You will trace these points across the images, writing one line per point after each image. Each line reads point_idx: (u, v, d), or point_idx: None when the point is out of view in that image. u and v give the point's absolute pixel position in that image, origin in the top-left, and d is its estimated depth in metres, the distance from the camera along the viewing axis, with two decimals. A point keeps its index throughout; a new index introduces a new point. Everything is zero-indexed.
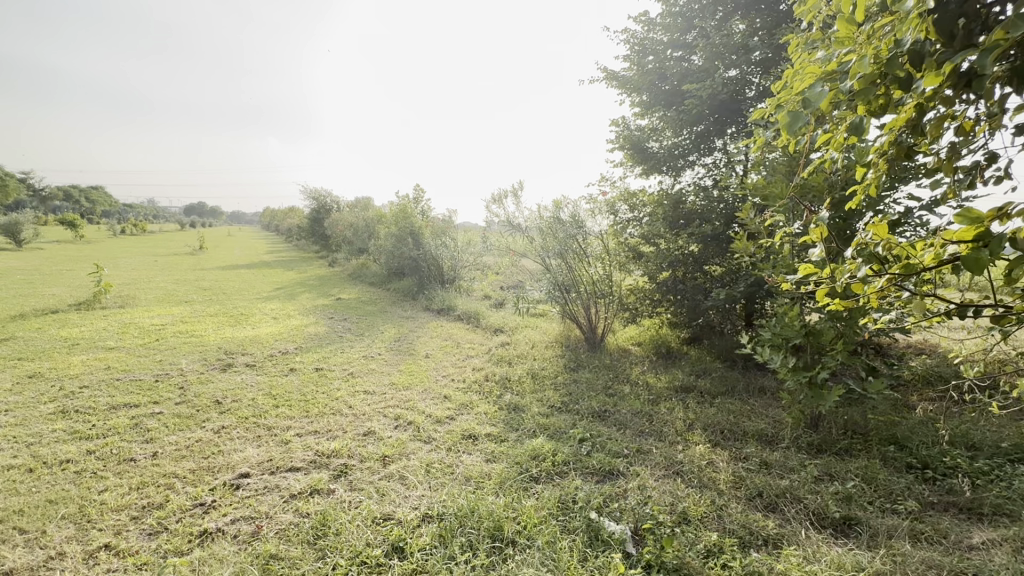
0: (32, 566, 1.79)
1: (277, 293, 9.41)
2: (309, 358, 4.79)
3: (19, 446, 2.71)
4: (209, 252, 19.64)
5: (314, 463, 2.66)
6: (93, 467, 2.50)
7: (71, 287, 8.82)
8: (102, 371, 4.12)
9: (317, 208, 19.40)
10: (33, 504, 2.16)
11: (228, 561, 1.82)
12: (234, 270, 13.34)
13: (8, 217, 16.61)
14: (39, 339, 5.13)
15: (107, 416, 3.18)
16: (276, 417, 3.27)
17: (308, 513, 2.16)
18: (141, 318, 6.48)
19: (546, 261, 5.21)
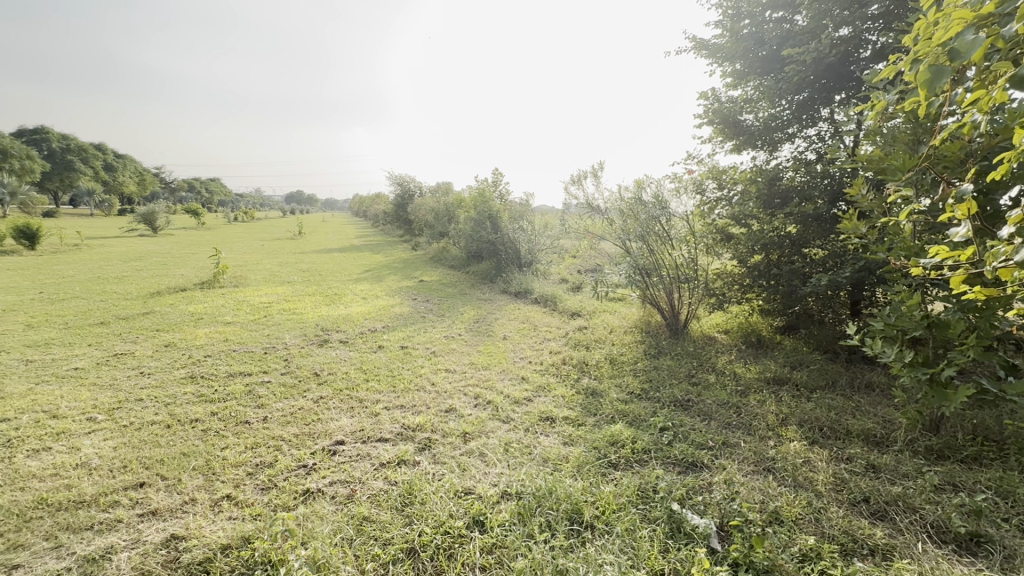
0: (172, 508, 2.07)
1: (366, 275, 10.03)
2: (395, 336, 5.08)
3: (160, 404, 3.15)
4: (307, 237, 21.39)
5: (400, 435, 2.82)
6: (216, 426, 2.85)
7: (196, 268, 10.04)
8: (222, 343, 4.65)
9: (402, 193, 20.31)
10: (171, 456, 2.50)
11: (328, 519, 1.99)
12: (328, 253, 14.41)
13: (147, 208, 19.19)
14: (173, 313, 5.91)
15: (226, 382, 3.60)
16: (366, 390, 3.51)
17: (396, 481, 2.31)
18: (252, 296, 7.22)
19: (626, 244, 5.05)
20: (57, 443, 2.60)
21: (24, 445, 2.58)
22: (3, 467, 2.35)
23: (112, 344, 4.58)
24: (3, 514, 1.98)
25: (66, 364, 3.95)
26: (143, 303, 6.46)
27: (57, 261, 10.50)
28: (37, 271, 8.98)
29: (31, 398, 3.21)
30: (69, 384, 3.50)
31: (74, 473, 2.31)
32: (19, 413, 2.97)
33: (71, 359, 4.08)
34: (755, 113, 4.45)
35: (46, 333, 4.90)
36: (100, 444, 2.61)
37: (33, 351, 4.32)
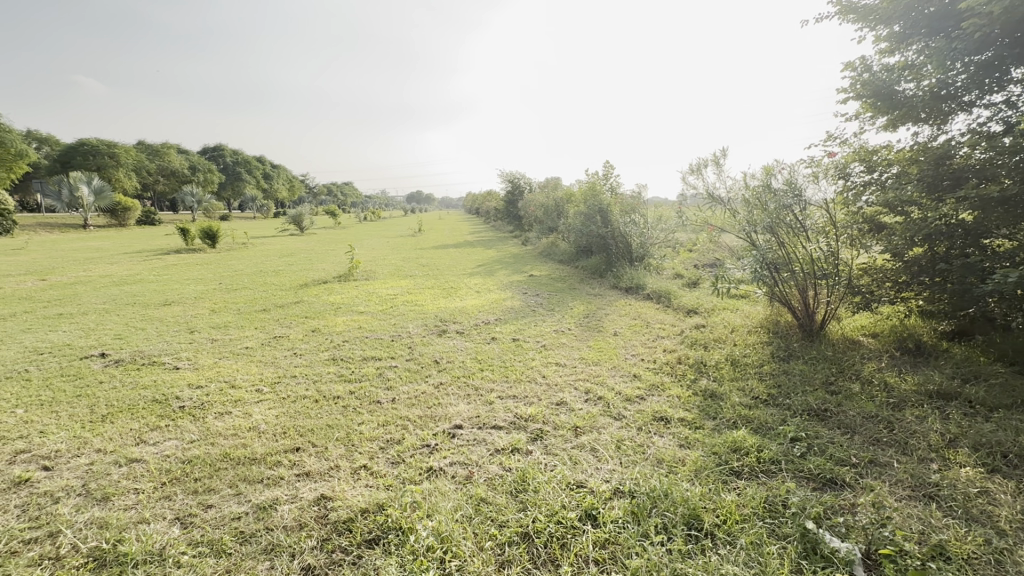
0: (321, 471, 2.38)
1: (479, 269, 10.47)
2: (507, 329, 5.26)
3: (309, 382, 3.63)
4: (426, 234, 22.95)
5: (513, 424, 2.93)
6: (354, 404, 3.21)
7: (334, 263, 11.31)
8: (356, 330, 5.21)
9: (513, 190, 20.87)
10: (320, 426, 2.87)
11: (450, 496, 2.14)
12: (444, 249, 15.33)
13: (296, 211, 22.04)
14: (318, 303, 6.73)
15: (361, 365, 4.03)
16: (481, 379, 3.70)
17: (510, 467, 2.41)
18: (380, 288, 7.96)
19: (752, 236, 4.65)
20: (235, 409, 3.13)
21: (212, 408, 3.14)
22: (199, 425, 2.89)
23: (272, 328, 5.36)
24: (200, 463, 2.44)
25: (240, 343, 4.72)
26: (294, 293, 7.45)
27: (231, 257, 12.55)
28: (218, 266, 10.81)
29: (216, 370, 3.89)
30: (243, 361, 4.17)
31: (248, 435, 2.76)
32: (208, 382, 3.62)
33: (243, 340, 4.86)
34: (918, 81, 3.81)
35: (225, 317, 5.89)
36: (265, 412, 3.08)
37: (217, 331, 5.22)
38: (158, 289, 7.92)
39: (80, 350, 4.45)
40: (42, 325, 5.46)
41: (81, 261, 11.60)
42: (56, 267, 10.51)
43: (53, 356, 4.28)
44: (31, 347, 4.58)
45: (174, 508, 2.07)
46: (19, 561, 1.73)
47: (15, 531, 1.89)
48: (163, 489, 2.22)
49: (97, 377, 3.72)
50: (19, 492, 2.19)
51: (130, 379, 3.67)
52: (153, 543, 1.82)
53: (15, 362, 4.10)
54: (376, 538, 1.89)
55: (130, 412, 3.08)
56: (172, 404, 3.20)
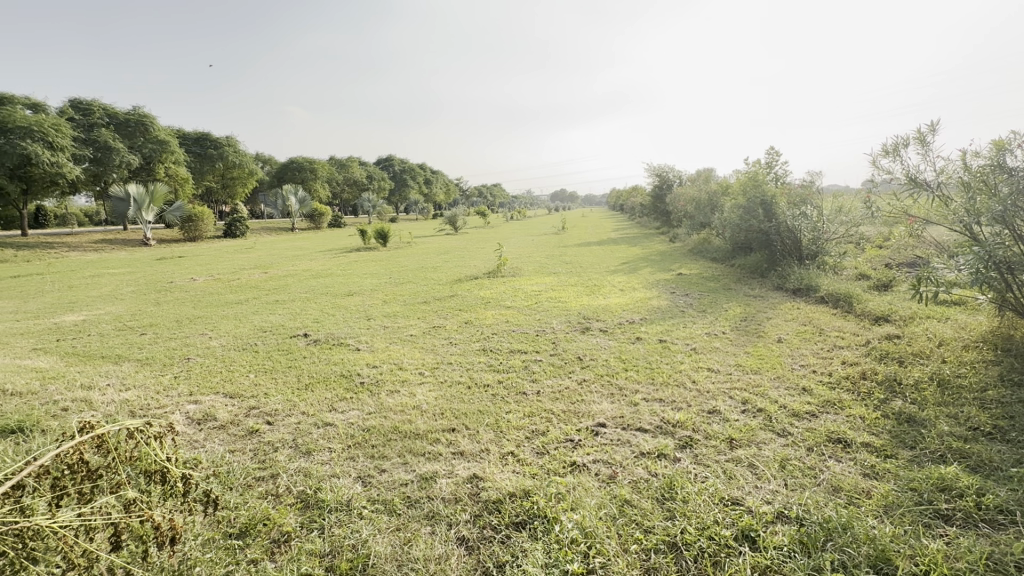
0: (474, 452, 2.58)
1: (623, 267, 10.23)
2: (653, 329, 5.05)
3: (463, 369, 3.95)
4: (569, 231, 23.20)
5: (660, 429, 2.81)
6: (502, 393, 3.39)
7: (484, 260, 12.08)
8: (504, 323, 5.50)
9: (660, 183, 20.00)
10: (472, 411, 3.11)
11: (593, 493, 2.15)
12: (588, 246, 15.29)
13: (452, 212, 24.04)
14: (470, 296, 7.27)
15: (509, 357, 4.25)
16: (625, 379, 3.62)
17: (657, 473, 2.32)
18: (526, 284, 8.27)
19: (973, 229, 3.74)
20: (403, 388, 3.55)
21: (385, 386, 3.60)
22: (374, 399, 3.34)
23: (431, 318, 5.94)
24: (376, 432, 2.83)
25: (405, 331, 5.32)
26: (449, 288, 8.12)
27: (399, 254, 14.18)
28: (389, 262, 12.34)
29: (388, 353, 4.46)
30: (408, 346, 4.71)
31: (412, 412, 3.11)
32: (382, 363, 4.17)
33: (408, 328, 5.47)
34: None
35: (394, 307, 6.69)
36: (427, 393, 3.44)
37: (387, 319, 5.97)
38: (344, 281, 9.32)
39: (290, 330, 5.46)
40: (265, 309, 6.83)
41: (291, 258, 14.19)
42: (274, 263, 13.04)
43: (272, 334, 5.33)
44: (258, 326, 5.77)
45: (357, 468, 2.44)
46: (253, 492, 2.21)
47: (250, 469, 2.41)
48: (349, 450, 2.62)
49: (302, 353, 4.53)
50: (252, 439, 2.79)
51: (325, 356, 4.40)
52: (342, 494, 2.16)
53: (248, 337, 5.20)
54: (523, 522, 1.98)
55: (325, 383, 3.70)
56: (355, 379, 3.76)
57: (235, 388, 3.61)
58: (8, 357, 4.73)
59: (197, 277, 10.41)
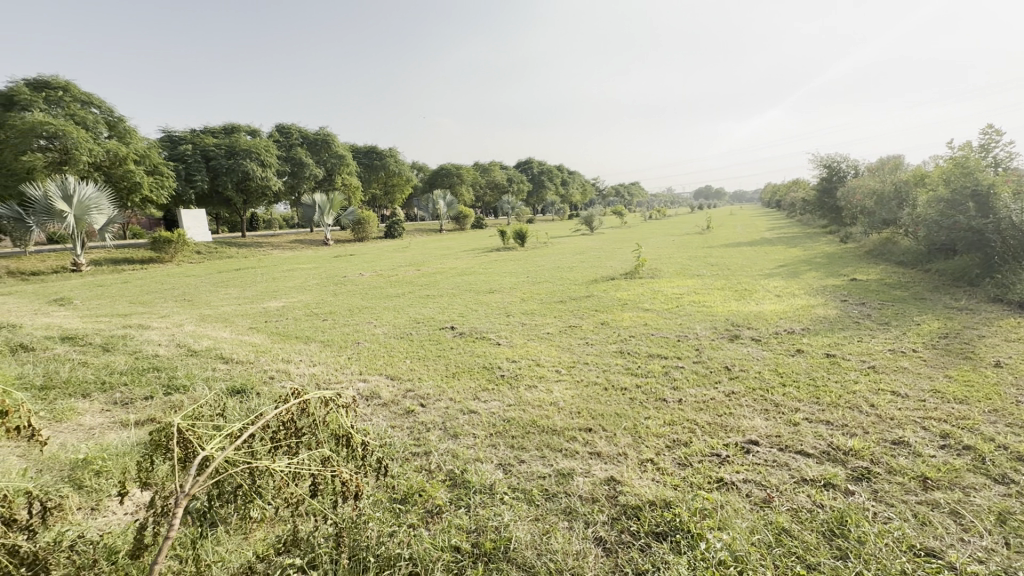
0: (611, 455, 2.55)
1: (780, 270, 9.18)
2: (817, 341, 4.45)
3: (600, 370, 3.92)
4: (715, 230, 21.50)
5: (826, 455, 2.47)
6: (641, 398, 3.29)
7: (621, 261, 11.81)
8: (642, 326, 5.33)
9: (829, 175, 17.53)
10: (609, 413, 3.07)
11: (744, 515, 1.97)
12: (737, 247, 14.01)
13: (589, 212, 23.98)
14: (606, 297, 7.19)
15: (647, 361, 4.10)
16: (783, 395, 3.24)
17: (823, 504, 2.04)
18: (666, 287, 7.89)
19: None
20: (540, 384, 3.65)
21: (523, 380, 3.74)
22: (514, 392, 3.50)
23: (567, 317, 6.00)
24: (515, 424, 2.95)
25: (542, 328, 5.46)
26: (585, 288, 8.12)
27: (535, 254, 14.56)
28: (527, 261, 12.77)
29: (527, 349, 4.62)
30: (545, 343, 4.83)
31: (550, 408, 3.19)
32: (521, 358, 4.34)
33: (545, 325, 5.60)
34: None
35: (532, 305, 6.90)
36: (563, 391, 3.49)
37: (526, 316, 6.19)
38: (485, 279, 9.89)
39: (439, 322, 5.99)
40: (419, 302, 7.58)
41: (439, 257, 15.51)
42: (426, 261, 14.38)
43: (425, 325, 5.90)
44: (414, 317, 6.43)
45: (499, 455, 2.58)
46: (411, 464, 2.48)
47: (408, 443, 2.71)
48: (491, 438, 2.79)
49: (449, 343, 4.94)
50: (409, 418, 3.12)
51: (469, 348, 4.72)
52: (485, 478, 2.30)
53: (405, 327, 5.83)
54: (663, 533, 1.91)
55: (469, 373, 3.98)
56: (496, 372, 3.99)
57: (394, 371, 4.09)
58: (234, 332, 5.99)
59: (365, 273, 11.99)
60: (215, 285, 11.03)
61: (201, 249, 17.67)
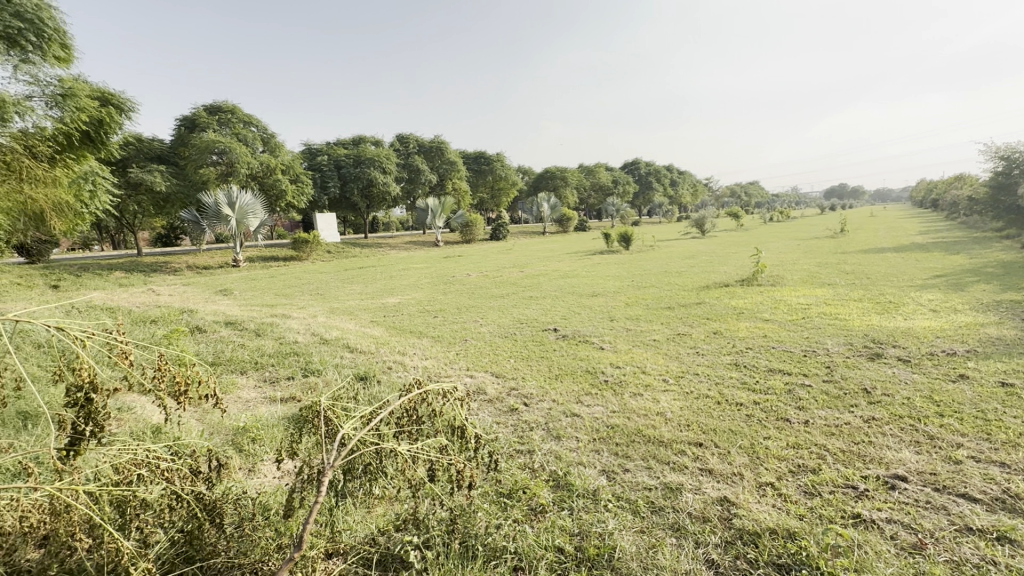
0: (724, 474, 2.38)
1: (937, 281, 7.86)
2: (988, 366, 3.73)
3: (712, 382, 3.67)
4: (851, 234, 19.05)
5: (1000, 503, 2.07)
6: (759, 415, 3.03)
7: (737, 266, 10.96)
8: (761, 338, 4.90)
9: (1008, 167, 14.64)
10: (722, 429, 2.87)
11: (887, 559, 1.73)
12: (879, 253, 12.28)
13: (701, 214, 22.62)
14: (719, 305, 6.73)
15: (767, 376, 3.76)
16: (940, 427, 2.77)
17: (997, 561, 1.72)
18: (790, 296, 7.17)
19: None
20: (645, 393, 3.53)
21: (628, 387, 3.65)
22: (618, 399, 3.42)
23: (676, 325, 5.71)
24: (620, 431, 2.89)
25: (648, 335, 5.27)
26: (695, 294, 7.68)
27: (641, 258, 14.04)
28: (632, 265, 12.40)
29: (631, 356, 4.49)
30: (652, 351, 4.64)
31: (656, 418, 3.07)
32: (625, 364, 4.23)
33: (651, 332, 5.40)
34: None
35: (637, 311, 6.69)
36: (671, 401, 3.33)
37: (631, 322, 6.02)
38: (588, 282, 9.79)
39: (542, 324, 6.06)
40: (522, 304, 7.74)
41: (543, 259, 15.67)
42: (530, 263, 14.61)
43: (528, 326, 6.01)
44: (518, 318, 6.58)
45: (602, 461, 2.54)
46: (516, 461, 2.54)
47: (512, 441, 2.79)
48: (595, 443, 2.76)
49: (552, 345, 4.98)
50: (512, 416, 3.21)
51: (572, 351, 4.71)
52: (589, 483, 2.28)
53: (509, 327, 5.98)
54: (785, 566, 1.74)
55: (572, 376, 3.97)
56: (600, 377, 3.93)
57: (499, 369, 4.22)
58: (358, 325, 6.63)
59: (472, 274, 12.51)
60: (342, 281, 12.28)
61: (331, 249, 19.77)
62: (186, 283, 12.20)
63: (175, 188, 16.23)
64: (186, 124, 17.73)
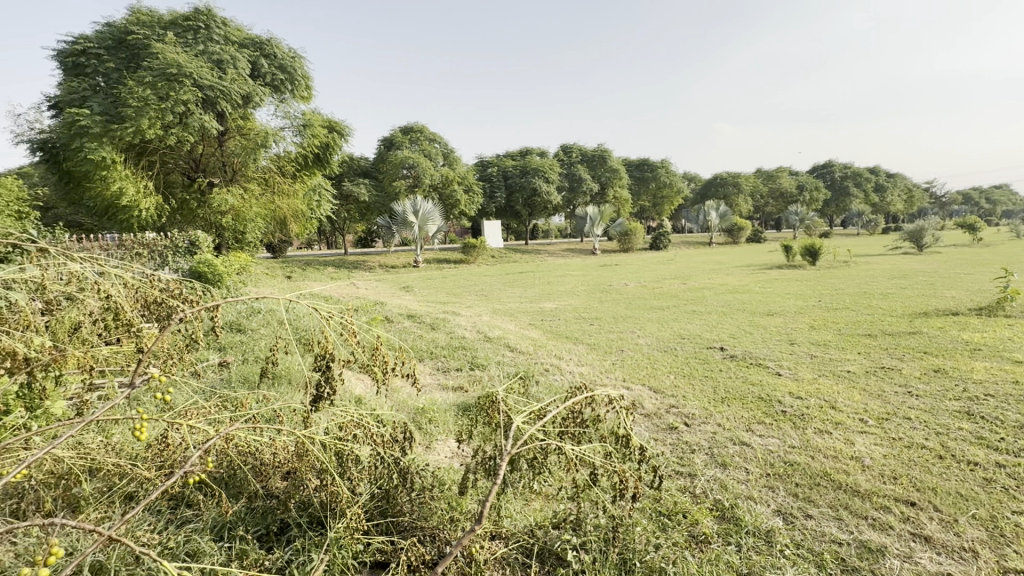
0: (948, 546, 1.93)
1: None
2: None
3: (931, 431, 2.99)
4: None
5: None
6: (1005, 483, 2.37)
7: (971, 291, 8.73)
8: (1007, 383, 3.83)
9: None
10: (947, 490, 2.32)
11: None
12: None
13: (917, 225, 18.60)
14: (943, 337, 5.45)
15: (1017, 434, 2.91)
16: None
17: None
18: None
19: None
20: (835, 431, 3.02)
21: (812, 422, 3.17)
22: (799, 434, 3.00)
23: (878, 356, 4.78)
24: (801, 470, 2.54)
25: (841, 365, 4.51)
26: (907, 322, 6.33)
27: (832, 275, 12.10)
28: (818, 283, 10.76)
29: (816, 386, 3.89)
30: (845, 385, 3.96)
31: (850, 462, 2.61)
32: (808, 396, 3.68)
33: (843, 362, 4.62)
34: None
35: (825, 336, 5.78)
36: (870, 447, 2.80)
37: (817, 348, 5.23)
38: (762, 299, 8.80)
39: (707, 341, 5.62)
40: (684, 317, 7.29)
41: (709, 271, 14.53)
42: (693, 275, 13.68)
43: (690, 342, 5.63)
44: (678, 332, 6.22)
45: (777, 501, 2.26)
46: (676, 483, 2.41)
47: (672, 461, 2.65)
48: (768, 478, 2.46)
49: (718, 365, 4.60)
50: (671, 435, 3.05)
51: (741, 374, 4.28)
52: (761, 522, 2.05)
53: (669, 341, 5.69)
54: None
55: (742, 401, 3.60)
56: (775, 406, 3.49)
57: (657, 384, 4.04)
58: (518, 326, 7.00)
59: (630, 283, 12.22)
60: (504, 284, 13.07)
61: (495, 254, 21.20)
62: (378, 279, 14.31)
63: (375, 199, 19.16)
64: (386, 144, 20.83)
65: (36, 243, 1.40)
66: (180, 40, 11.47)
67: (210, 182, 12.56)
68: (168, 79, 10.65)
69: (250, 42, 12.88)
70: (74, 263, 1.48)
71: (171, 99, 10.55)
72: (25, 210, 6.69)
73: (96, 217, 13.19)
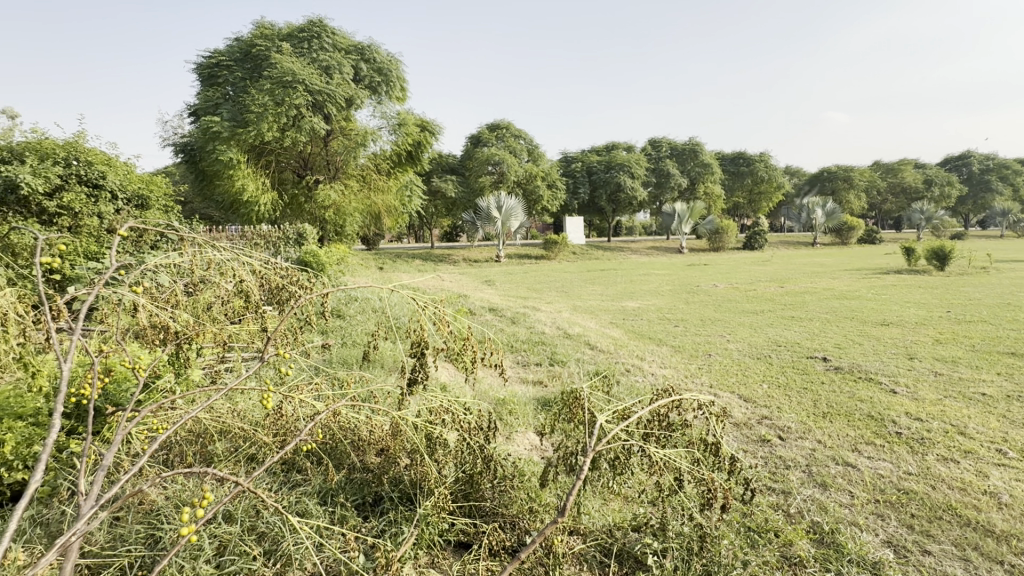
0: None
1: None
2: None
3: None
4: None
5: None
6: None
7: None
8: None
9: None
10: None
11: None
12: None
13: None
14: None
15: None
16: None
17: None
18: None
19: None
20: (964, 460, 2.66)
21: (933, 447, 2.81)
22: (917, 459, 2.67)
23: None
24: (919, 500, 2.26)
25: (973, 387, 3.94)
26: None
27: (964, 282, 10.55)
28: (947, 291, 9.45)
29: (941, 409, 3.43)
30: (977, 409, 3.45)
31: (983, 497, 2.28)
32: (929, 418, 3.26)
33: (976, 383, 4.02)
34: None
35: (954, 351, 5.07)
36: (1010, 482, 2.43)
37: (942, 365, 4.61)
38: (876, 307, 7.90)
39: (807, 350, 5.17)
40: (781, 323, 6.76)
41: (812, 274, 13.30)
42: (793, 278, 12.62)
43: (787, 350, 5.22)
44: (773, 339, 5.78)
45: (888, 531, 2.04)
46: (767, 499, 2.26)
47: (763, 475, 2.48)
48: (876, 505, 2.23)
49: (820, 376, 4.22)
50: (763, 447, 2.85)
51: (848, 388, 3.89)
52: (867, 551, 1.86)
53: (763, 348, 5.31)
54: None
55: (847, 418, 3.28)
56: (888, 426, 3.14)
57: (748, 393, 3.79)
58: (599, 324, 6.91)
59: (719, 285, 11.54)
60: (585, 281, 12.93)
61: (577, 250, 21.01)
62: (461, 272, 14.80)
63: (461, 195, 19.82)
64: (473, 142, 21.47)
65: (185, 233, 1.63)
66: (295, 50, 12.66)
67: (316, 179, 13.69)
68: (284, 86, 11.80)
69: (354, 49, 13.87)
70: (213, 253, 1.71)
71: (286, 104, 11.68)
72: (171, 205, 7.77)
73: (223, 210, 14.94)
